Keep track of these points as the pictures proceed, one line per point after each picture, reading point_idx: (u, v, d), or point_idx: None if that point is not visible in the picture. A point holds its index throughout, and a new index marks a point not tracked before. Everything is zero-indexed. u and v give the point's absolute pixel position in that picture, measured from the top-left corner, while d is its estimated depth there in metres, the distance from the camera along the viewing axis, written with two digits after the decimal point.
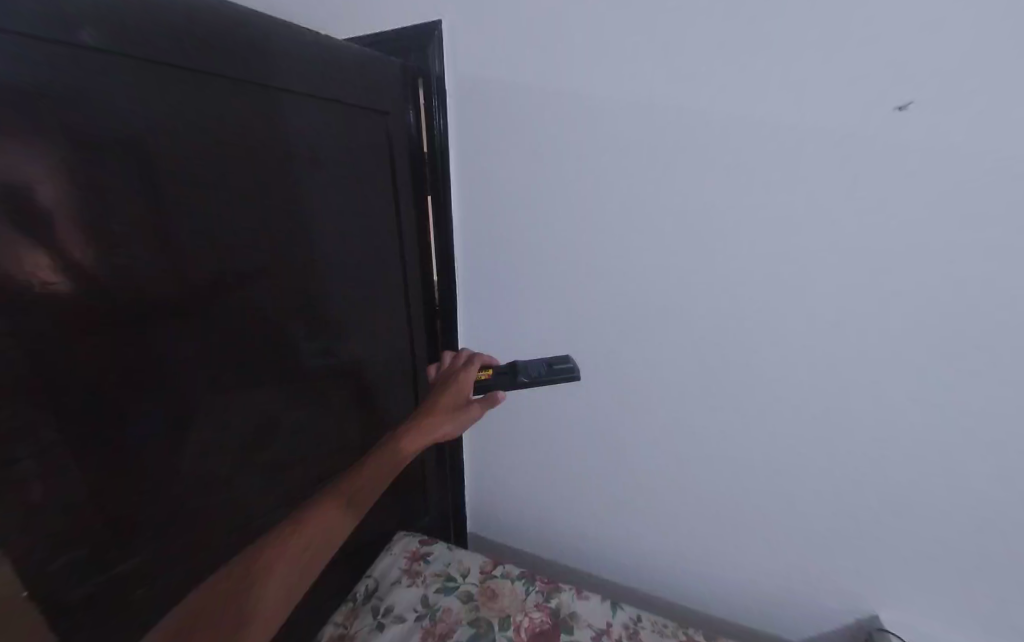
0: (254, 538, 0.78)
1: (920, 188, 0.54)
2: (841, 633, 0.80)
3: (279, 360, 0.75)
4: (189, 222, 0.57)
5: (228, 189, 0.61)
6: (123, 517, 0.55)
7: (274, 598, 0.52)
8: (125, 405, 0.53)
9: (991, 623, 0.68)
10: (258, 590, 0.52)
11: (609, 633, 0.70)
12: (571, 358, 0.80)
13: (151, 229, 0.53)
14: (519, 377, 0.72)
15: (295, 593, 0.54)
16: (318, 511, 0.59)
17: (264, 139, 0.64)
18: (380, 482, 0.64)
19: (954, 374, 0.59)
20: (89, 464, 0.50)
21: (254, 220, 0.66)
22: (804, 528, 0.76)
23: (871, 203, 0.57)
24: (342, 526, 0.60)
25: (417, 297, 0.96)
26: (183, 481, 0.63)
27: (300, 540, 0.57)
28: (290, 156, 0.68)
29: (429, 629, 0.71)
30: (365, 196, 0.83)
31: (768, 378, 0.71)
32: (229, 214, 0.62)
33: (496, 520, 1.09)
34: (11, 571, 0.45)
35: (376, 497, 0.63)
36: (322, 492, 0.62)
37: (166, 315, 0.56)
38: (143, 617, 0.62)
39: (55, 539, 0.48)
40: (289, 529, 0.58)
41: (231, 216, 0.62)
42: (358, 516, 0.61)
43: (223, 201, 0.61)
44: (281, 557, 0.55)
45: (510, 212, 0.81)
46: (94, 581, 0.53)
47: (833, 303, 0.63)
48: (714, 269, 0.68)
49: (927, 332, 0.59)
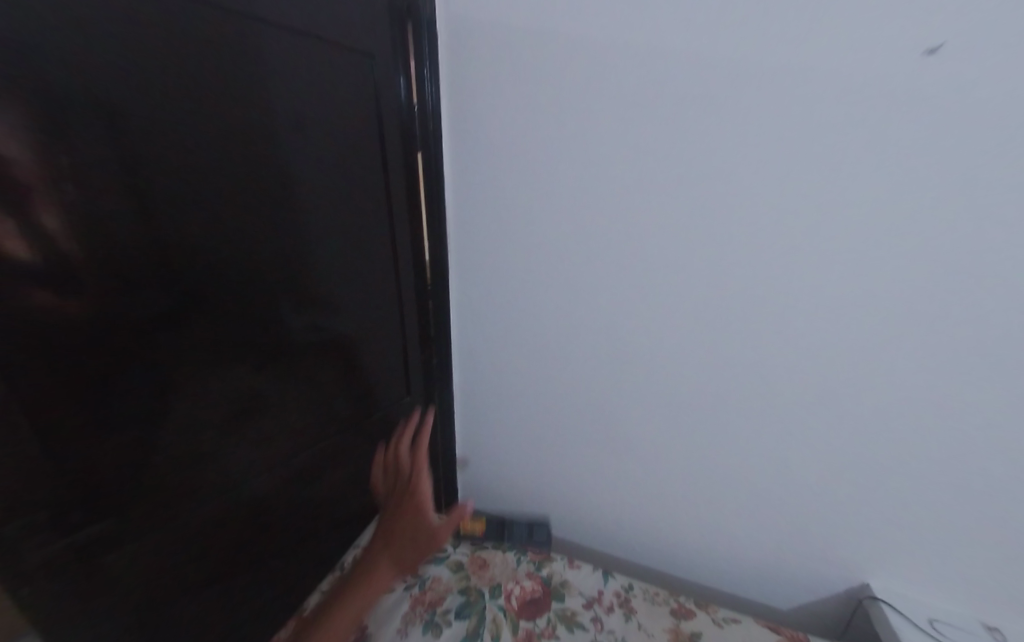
0: (236, 524, 0.71)
1: (940, 140, 0.50)
2: (830, 600, 0.81)
3: (266, 336, 0.67)
4: (164, 176, 0.49)
5: (206, 137, 0.52)
6: (95, 487, 0.50)
7: None
8: (92, 378, 0.47)
9: (983, 587, 0.68)
10: None
11: (600, 600, 0.70)
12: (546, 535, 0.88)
13: (119, 180, 0.45)
14: (505, 542, 0.83)
15: None
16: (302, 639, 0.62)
17: (246, 79, 0.55)
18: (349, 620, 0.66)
19: (959, 339, 0.57)
20: (52, 427, 0.44)
21: (235, 175, 0.57)
22: (799, 501, 0.75)
23: (886, 160, 0.53)
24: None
25: (408, 267, 0.89)
26: (165, 459, 0.57)
27: None
28: (275, 103, 0.59)
29: (418, 598, 0.70)
30: (353, 153, 0.74)
31: (770, 348, 0.68)
32: (210, 167, 0.54)
33: (488, 493, 1.08)
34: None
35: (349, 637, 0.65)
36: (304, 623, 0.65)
37: (145, 281, 0.50)
38: (115, 615, 0.56)
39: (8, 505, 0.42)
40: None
41: (213, 170, 0.54)
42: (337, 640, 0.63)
43: (202, 150, 0.52)
44: None
45: (505, 170, 0.76)
46: (57, 547, 0.48)
47: (841, 267, 0.60)
48: (720, 233, 0.65)
49: (936, 295, 0.57)
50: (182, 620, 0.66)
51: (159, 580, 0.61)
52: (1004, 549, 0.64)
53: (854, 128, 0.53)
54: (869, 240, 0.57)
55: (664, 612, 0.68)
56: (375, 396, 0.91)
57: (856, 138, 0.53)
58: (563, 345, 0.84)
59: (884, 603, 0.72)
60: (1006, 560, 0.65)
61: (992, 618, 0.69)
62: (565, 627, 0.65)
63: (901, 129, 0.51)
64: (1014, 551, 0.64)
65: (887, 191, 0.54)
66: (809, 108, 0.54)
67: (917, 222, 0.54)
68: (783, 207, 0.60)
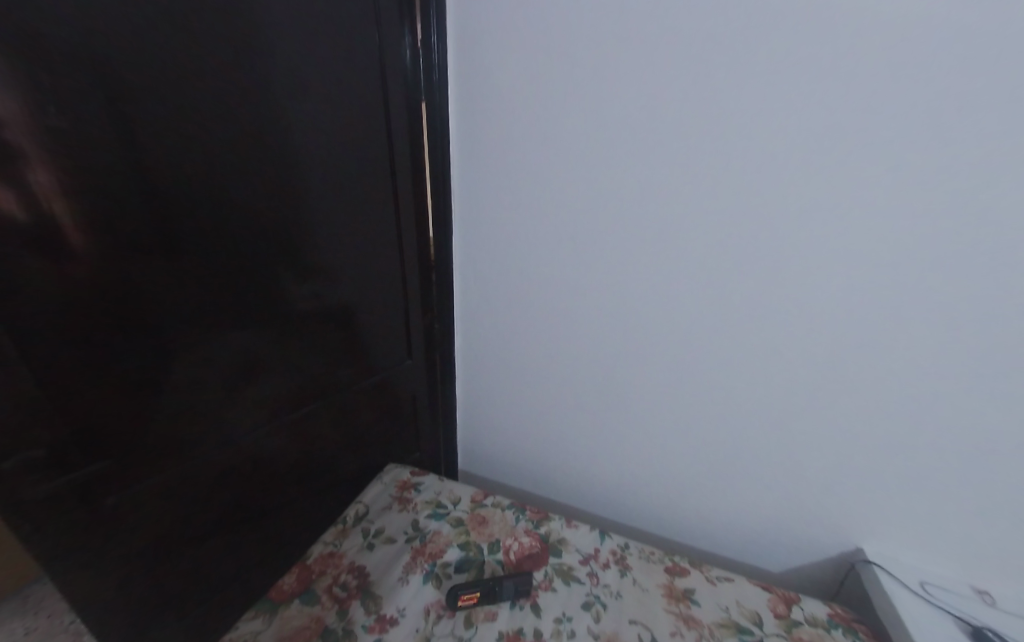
0: (235, 478, 0.72)
1: (989, 78, 0.45)
2: (822, 579, 0.80)
3: (263, 300, 0.66)
4: (153, 130, 0.49)
5: (195, 91, 0.51)
6: (94, 425, 0.53)
7: None
8: (85, 325, 0.49)
9: (985, 574, 0.66)
10: None
11: (596, 557, 0.72)
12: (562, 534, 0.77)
13: (108, 132, 0.46)
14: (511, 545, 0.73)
15: None
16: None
17: (233, 23, 0.52)
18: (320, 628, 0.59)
19: (985, 297, 0.53)
20: (51, 362, 0.48)
21: (225, 133, 0.56)
22: (797, 467, 0.73)
23: (923, 110, 0.49)
24: None
25: (411, 231, 0.86)
26: (165, 409, 0.59)
27: None
28: (266, 50, 0.56)
29: (418, 550, 0.72)
30: (353, 109, 0.69)
31: (779, 311, 0.65)
32: (200, 119, 0.53)
33: (488, 457, 1.10)
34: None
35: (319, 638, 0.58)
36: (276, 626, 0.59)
37: (136, 233, 0.51)
38: (120, 547, 0.59)
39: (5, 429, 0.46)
40: None
41: (205, 127, 0.53)
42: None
43: (191, 101, 0.51)
44: None
45: (511, 124, 0.73)
46: (61, 478, 0.51)
47: (864, 224, 0.56)
48: (736, 189, 0.61)
49: (965, 251, 0.52)
50: (184, 563, 0.69)
51: (162, 522, 0.64)
52: (1014, 537, 0.61)
53: (893, 67, 0.48)
54: (896, 195, 0.53)
55: (658, 570, 0.70)
56: (374, 360, 0.89)
57: (893, 80, 0.49)
58: (566, 309, 0.82)
59: (877, 565, 0.70)
60: (1013, 548, 0.62)
61: (983, 581, 0.66)
62: (562, 581, 0.67)
63: (945, 67, 0.46)
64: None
65: (920, 139, 0.50)
66: (842, 47, 0.49)
67: (951, 173, 0.50)
68: (806, 160, 0.56)
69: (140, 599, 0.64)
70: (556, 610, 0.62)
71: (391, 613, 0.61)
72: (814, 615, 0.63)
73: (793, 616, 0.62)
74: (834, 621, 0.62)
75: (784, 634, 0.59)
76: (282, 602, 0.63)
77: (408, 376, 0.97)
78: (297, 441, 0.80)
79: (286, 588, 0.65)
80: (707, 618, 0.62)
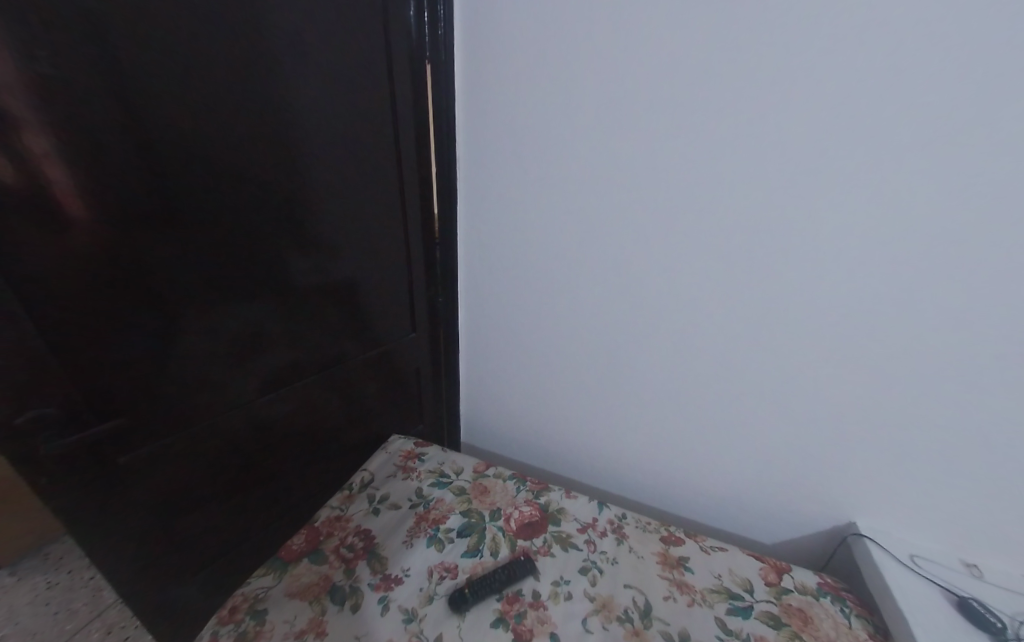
0: (241, 444, 0.73)
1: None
2: (814, 551, 0.82)
3: (266, 274, 0.66)
4: (150, 95, 0.48)
5: (191, 52, 0.49)
6: (104, 385, 0.53)
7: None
8: (92, 294, 0.49)
9: (973, 547, 0.67)
10: None
11: (594, 526, 0.74)
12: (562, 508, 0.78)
13: (104, 96, 0.45)
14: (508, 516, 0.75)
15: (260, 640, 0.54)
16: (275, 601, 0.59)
17: None
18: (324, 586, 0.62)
19: (1001, 275, 0.51)
20: (58, 323, 0.48)
21: (224, 99, 0.53)
22: (794, 443, 0.74)
23: (954, 73, 0.46)
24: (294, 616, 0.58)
25: (415, 205, 0.85)
26: (172, 376, 0.60)
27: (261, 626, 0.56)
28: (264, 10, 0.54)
29: (422, 515, 0.74)
30: (355, 75, 0.67)
31: (787, 289, 0.64)
32: (199, 84, 0.51)
33: (489, 430, 1.12)
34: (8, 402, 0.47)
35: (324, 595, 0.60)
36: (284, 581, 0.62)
37: (137, 202, 0.50)
38: (134, 504, 0.62)
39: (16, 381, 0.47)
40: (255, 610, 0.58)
41: (203, 91, 0.51)
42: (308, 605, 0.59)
43: (188, 64, 0.49)
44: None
45: (518, 89, 0.69)
46: (72, 435, 0.52)
47: (883, 199, 0.54)
48: (750, 161, 0.58)
49: (984, 228, 0.50)
50: (197, 524, 0.71)
51: (173, 484, 0.65)
52: (1005, 512, 0.63)
53: (925, 28, 0.45)
54: (916, 169, 0.51)
55: (654, 539, 0.72)
56: (376, 333, 0.89)
57: (925, 40, 0.46)
58: (571, 285, 0.81)
59: (868, 539, 0.71)
60: (1004, 522, 0.63)
61: (971, 555, 0.68)
62: (560, 547, 0.69)
63: (981, 30, 0.44)
64: (1015, 515, 0.62)
65: (947, 108, 0.47)
66: (872, 8, 0.47)
67: (977, 145, 0.48)
68: (826, 131, 0.53)
69: (156, 555, 0.67)
70: (553, 574, 0.65)
71: (396, 574, 0.63)
72: (804, 583, 0.65)
73: (784, 584, 0.65)
74: (823, 590, 0.64)
75: (774, 601, 0.62)
76: (291, 561, 0.65)
77: (411, 349, 0.98)
78: (303, 411, 0.81)
79: (294, 548, 0.68)
80: (699, 584, 0.64)
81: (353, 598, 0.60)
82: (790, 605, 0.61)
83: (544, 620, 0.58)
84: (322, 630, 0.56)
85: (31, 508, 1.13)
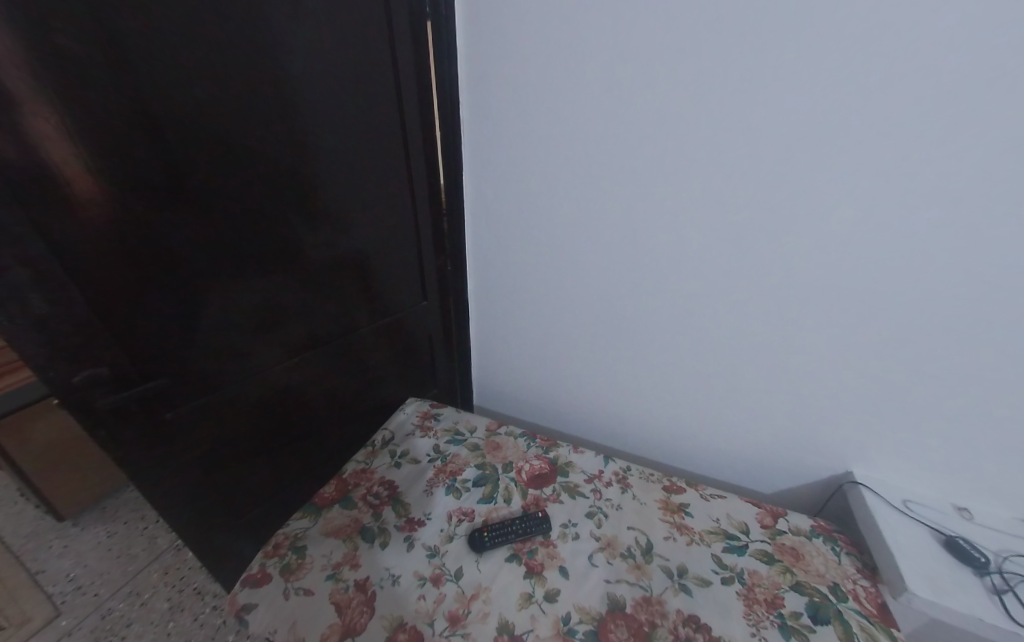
0: (268, 405, 0.78)
1: None
2: (813, 499, 0.85)
3: (280, 249, 0.68)
4: (151, 70, 0.48)
5: (189, 22, 0.49)
6: (146, 350, 0.58)
7: (275, 586, 0.60)
8: (120, 269, 0.53)
9: (968, 492, 0.69)
10: (264, 587, 0.60)
11: (600, 477, 0.79)
12: (572, 461, 0.82)
13: (117, 80, 0.46)
14: (518, 469, 0.80)
15: (298, 568, 0.62)
16: (310, 542, 0.66)
17: None
18: (352, 526, 0.68)
19: (1014, 227, 0.50)
20: (99, 293, 0.52)
21: (224, 71, 0.53)
22: (796, 398, 0.76)
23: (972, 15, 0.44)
24: (326, 549, 0.65)
25: (422, 173, 0.84)
26: (202, 345, 0.64)
27: (298, 558, 0.63)
28: None
29: (440, 468, 0.80)
30: (354, 37, 0.65)
31: (794, 246, 0.63)
32: (207, 67, 0.52)
33: (501, 392, 1.16)
34: (67, 364, 0.52)
35: (351, 534, 0.67)
36: (319, 521, 0.69)
37: (159, 185, 0.53)
38: (181, 458, 0.68)
39: (69, 345, 0.52)
40: (295, 546, 0.65)
41: (202, 66, 0.51)
42: (337, 542, 0.66)
43: (197, 47, 0.50)
44: (281, 572, 0.61)
45: (521, 47, 0.67)
46: (122, 393, 0.58)
47: (896, 153, 0.52)
48: (761, 117, 0.56)
49: (996, 179, 0.49)
50: (237, 476, 0.79)
51: (212, 440, 0.72)
52: (1001, 459, 0.64)
53: None
54: (933, 119, 0.49)
55: (657, 487, 0.77)
56: (388, 300, 0.92)
57: None
58: (577, 249, 0.81)
59: (863, 486, 0.74)
60: (1000, 468, 0.65)
61: (963, 500, 0.71)
62: (568, 495, 0.75)
63: None
64: (1011, 461, 0.63)
65: (965, 55, 0.45)
66: None
67: (995, 93, 0.46)
68: (839, 82, 0.51)
69: (207, 502, 0.75)
70: (562, 517, 0.70)
71: (419, 517, 0.70)
72: (798, 525, 0.69)
73: (778, 526, 0.69)
74: (816, 531, 0.69)
75: (768, 541, 0.66)
76: (324, 506, 0.72)
77: (422, 317, 1.01)
78: (323, 377, 0.86)
79: (326, 495, 0.74)
80: (698, 527, 0.69)
81: (382, 536, 0.66)
82: (782, 545, 0.66)
83: (553, 556, 0.64)
84: (355, 562, 0.63)
85: (86, 467, 1.24)
